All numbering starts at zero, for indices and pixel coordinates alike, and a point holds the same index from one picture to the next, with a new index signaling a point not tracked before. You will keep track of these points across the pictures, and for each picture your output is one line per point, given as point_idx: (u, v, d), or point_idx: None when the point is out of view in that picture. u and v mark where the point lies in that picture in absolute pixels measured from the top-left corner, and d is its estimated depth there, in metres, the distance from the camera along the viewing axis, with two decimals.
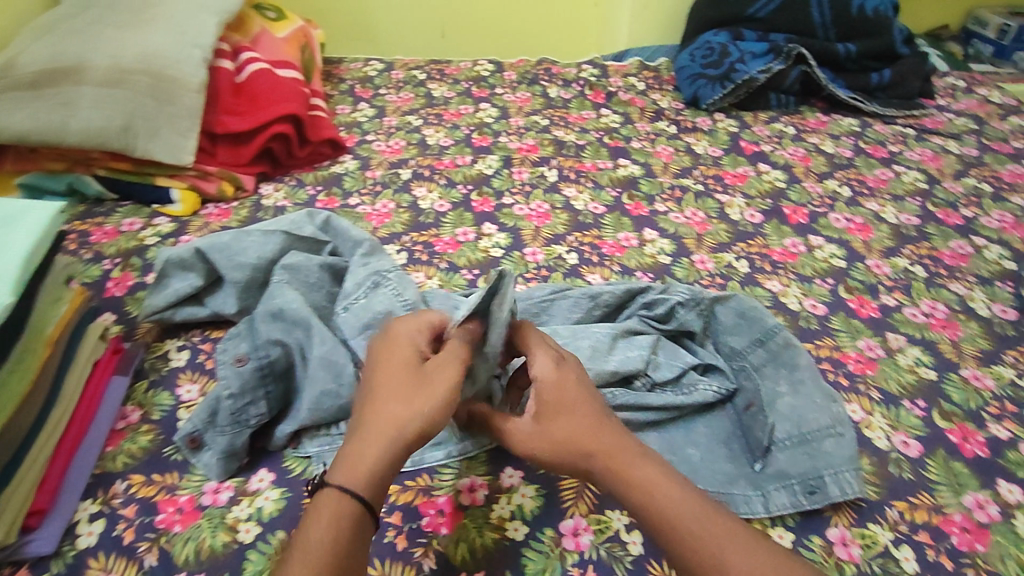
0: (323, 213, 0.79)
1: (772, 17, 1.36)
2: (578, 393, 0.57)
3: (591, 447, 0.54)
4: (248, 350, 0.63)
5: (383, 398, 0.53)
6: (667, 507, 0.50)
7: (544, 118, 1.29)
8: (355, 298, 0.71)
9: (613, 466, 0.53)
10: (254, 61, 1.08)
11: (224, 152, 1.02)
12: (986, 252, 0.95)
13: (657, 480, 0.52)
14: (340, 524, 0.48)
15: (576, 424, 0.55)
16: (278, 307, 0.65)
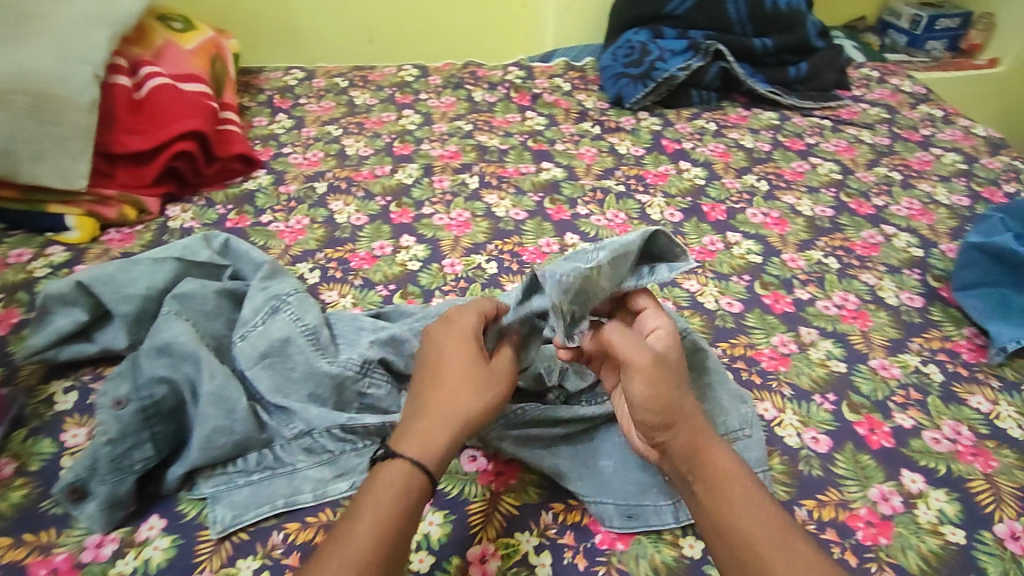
0: (220, 236, 0.78)
1: (690, 14, 1.37)
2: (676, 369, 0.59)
3: (686, 410, 0.55)
4: (129, 391, 0.60)
5: (458, 384, 0.57)
6: (735, 494, 0.52)
7: (468, 123, 1.27)
8: (253, 325, 0.68)
9: (705, 453, 0.54)
10: (154, 76, 1.03)
11: (124, 174, 0.97)
12: (895, 240, 0.97)
13: (735, 477, 0.53)
14: (409, 494, 0.52)
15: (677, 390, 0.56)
16: (165, 341, 0.63)
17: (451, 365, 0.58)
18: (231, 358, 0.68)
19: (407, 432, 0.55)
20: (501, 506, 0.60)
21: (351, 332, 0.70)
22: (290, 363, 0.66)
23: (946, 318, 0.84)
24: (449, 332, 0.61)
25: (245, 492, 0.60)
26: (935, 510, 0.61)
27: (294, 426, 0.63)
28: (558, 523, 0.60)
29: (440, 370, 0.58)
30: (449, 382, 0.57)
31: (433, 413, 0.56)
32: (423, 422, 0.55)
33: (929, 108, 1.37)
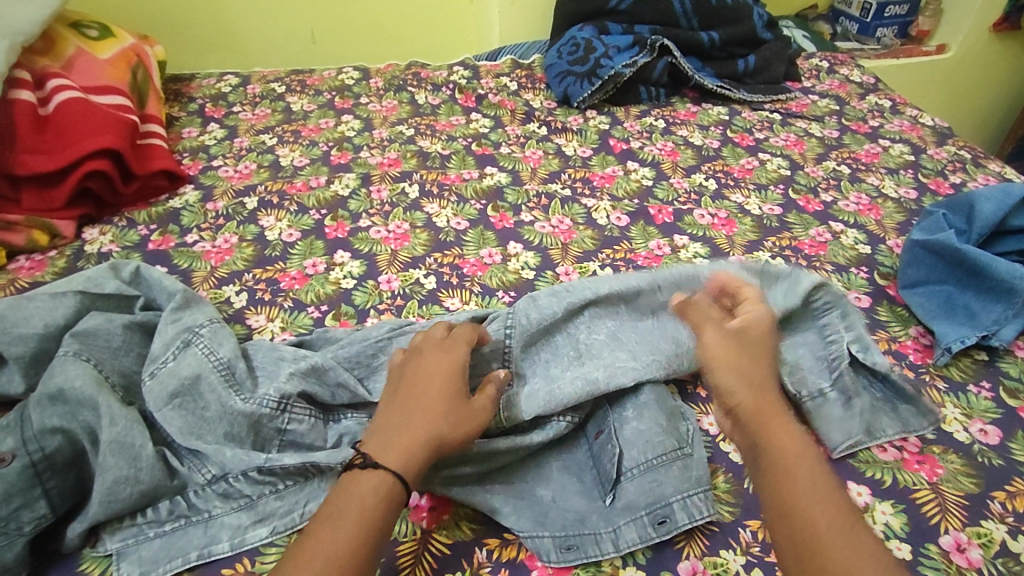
0: (130, 264, 0.73)
1: (634, 9, 1.34)
2: (765, 350, 0.58)
3: (759, 390, 0.54)
4: (15, 445, 0.55)
5: (437, 409, 0.56)
6: (797, 475, 0.49)
7: (410, 127, 1.22)
8: (163, 362, 0.63)
9: (762, 414, 0.53)
10: (63, 90, 0.97)
11: (32, 198, 0.90)
12: (843, 237, 0.96)
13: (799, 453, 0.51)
14: (384, 500, 0.50)
15: (754, 368, 0.56)
16: (57, 388, 0.57)
17: (431, 385, 0.57)
18: (139, 398, 0.63)
19: (382, 442, 0.53)
20: (431, 546, 0.57)
21: (273, 365, 0.66)
22: (202, 403, 0.61)
23: (893, 318, 0.82)
24: (440, 352, 0.61)
25: (155, 545, 0.56)
26: (881, 524, 0.59)
27: (207, 470, 0.59)
28: (492, 560, 0.56)
29: (418, 388, 0.57)
30: (434, 407, 0.56)
31: (410, 427, 0.54)
32: (397, 434, 0.54)
33: (877, 98, 1.36)
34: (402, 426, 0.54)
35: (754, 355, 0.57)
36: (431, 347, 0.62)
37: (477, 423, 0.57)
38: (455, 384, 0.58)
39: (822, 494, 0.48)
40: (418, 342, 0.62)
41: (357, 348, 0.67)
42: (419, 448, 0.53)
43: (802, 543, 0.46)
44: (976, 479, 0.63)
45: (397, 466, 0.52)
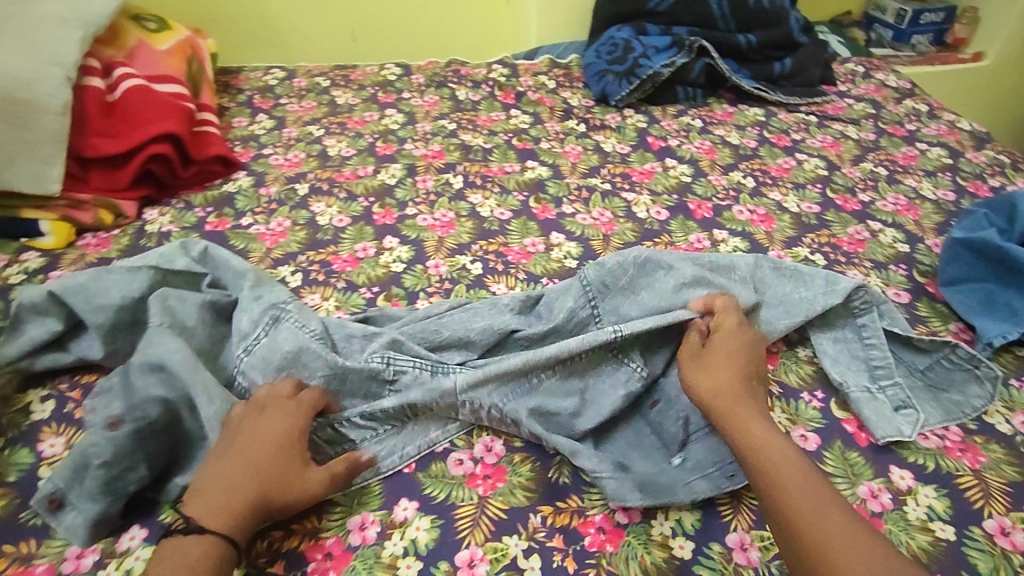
0: (198, 244, 0.76)
1: (672, 10, 1.37)
2: (738, 349, 0.66)
3: (730, 390, 0.61)
4: (123, 411, 0.59)
5: (269, 475, 0.55)
6: (767, 448, 0.56)
7: (452, 122, 1.25)
8: (256, 338, 0.67)
9: (737, 405, 0.60)
10: (128, 78, 1.01)
11: (99, 178, 0.95)
12: (881, 236, 0.97)
13: (767, 434, 0.57)
14: (210, 567, 0.50)
15: (724, 374, 0.63)
16: (156, 358, 0.61)
17: (266, 444, 0.57)
18: (228, 369, 0.67)
19: (207, 505, 0.53)
20: (489, 510, 0.60)
21: (355, 335, 0.71)
22: (304, 370, 0.65)
23: (933, 314, 0.83)
24: (283, 415, 0.60)
25: None
26: (924, 506, 0.61)
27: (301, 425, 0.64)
28: (547, 525, 0.59)
29: (248, 447, 0.56)
30: (265, 472, 0.55)
31: (239, 489, 0.54)
32: (221, 495, 0.53)
33: (914, 103, 1.37)
34: (227, 492, 0.53)
35: (725, 361, 0.64)
36: (273, 405, 0.61)
37: (313, 494, 0.57)
38: (290, 445, 0.58)
39: (790, 469, 0.54)
40: (264, 399, 0.61)
41: (423, 321, 0.73)
42: (249, 510, 0.53)
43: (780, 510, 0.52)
44: (1019, 468, 0.65)
45: (225, 533, 0.51)
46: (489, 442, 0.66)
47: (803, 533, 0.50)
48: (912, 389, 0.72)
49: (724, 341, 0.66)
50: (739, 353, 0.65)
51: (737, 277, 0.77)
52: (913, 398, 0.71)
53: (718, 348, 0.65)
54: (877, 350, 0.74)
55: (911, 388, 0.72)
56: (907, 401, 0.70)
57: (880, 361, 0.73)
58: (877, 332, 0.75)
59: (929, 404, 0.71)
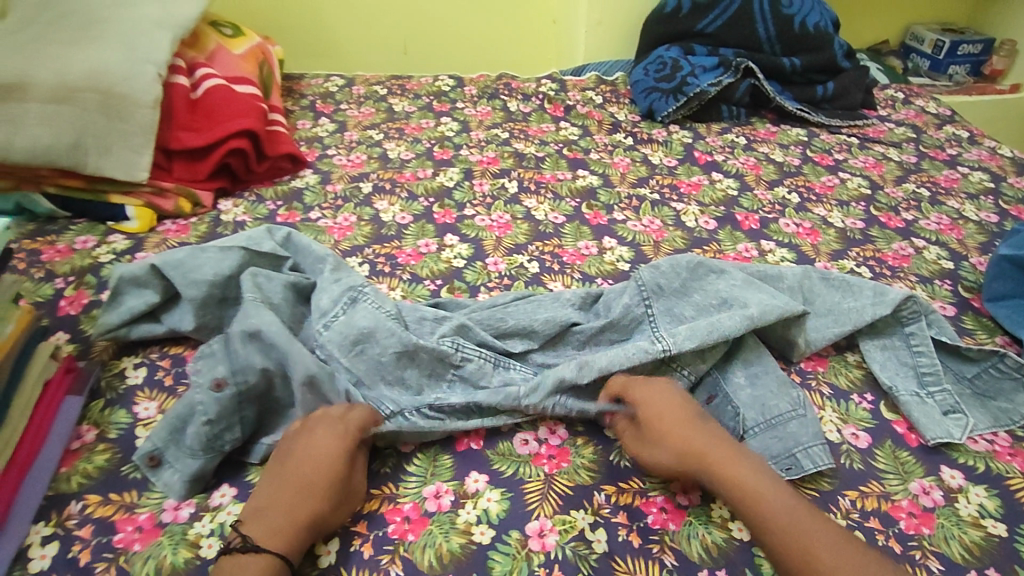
0: (283, 230, 0.82)
1: (720, 33, 1.42)
2: (670, 404, 0.63)
3: (691, 452, 0.59)
4: (227, 373, 0.64)
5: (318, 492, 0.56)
6: (757, 503, 0.56)
7: (505, 131, 1.31)
8: (335, 315, 0.72)
9: (709, 467, 0.59)
10: (209, 78, 1.08)
11: (181, 169, 1.01)
12: (925, 253, 1.00)
13: (750, 484, 0.57)
14: None
15: (676, 438, 0.60)
16: (255, 327, 0.66)
17: (315, 466, 0.58)
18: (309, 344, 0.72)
19: (269, 527, 0.54)
20: (556, 486, 0.63)
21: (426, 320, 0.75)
22: (379, 347, 0.69)
23: (979, 327, 0.86)
24: (328, 435, 0.60)
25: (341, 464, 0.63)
26: (975, 504, 0.64)
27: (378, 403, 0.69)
28: (611, 503, 0.62)
29: (302, 470, 0.57)
30: (315, 492, 0.56)
31: (294, 510, 0.55)
32: (285, 518, 0.54)
33: (955, 129, 1.39)
34: (281, 513, 0.55)
35: (669, 422, 0.62)
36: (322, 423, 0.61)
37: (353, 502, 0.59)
38: (344, 468, 0.59)
39: (784, 518, 0.54)
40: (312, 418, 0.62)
41: (489, 311, 0.77)
42: (304, 532, 0.54)
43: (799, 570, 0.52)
44: None
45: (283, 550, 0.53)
46: (550, 425, 0.69)
47: None
48: (960, 396, 0.74)
49: (651, 405, 0.63)
50: (673, 406, 0.63)
51: (786, 285, 0.81)
52: (962, 406, 0.73)
53: (652, 414, 0.63)
54: (926, 358, 0.76)
55: (959, 395, 0.74)
56: (956, 408, 0.72)
57: (929, 369, 0.75)
58: (926, 342, 0.77)
59: (977, 411, 0.73)
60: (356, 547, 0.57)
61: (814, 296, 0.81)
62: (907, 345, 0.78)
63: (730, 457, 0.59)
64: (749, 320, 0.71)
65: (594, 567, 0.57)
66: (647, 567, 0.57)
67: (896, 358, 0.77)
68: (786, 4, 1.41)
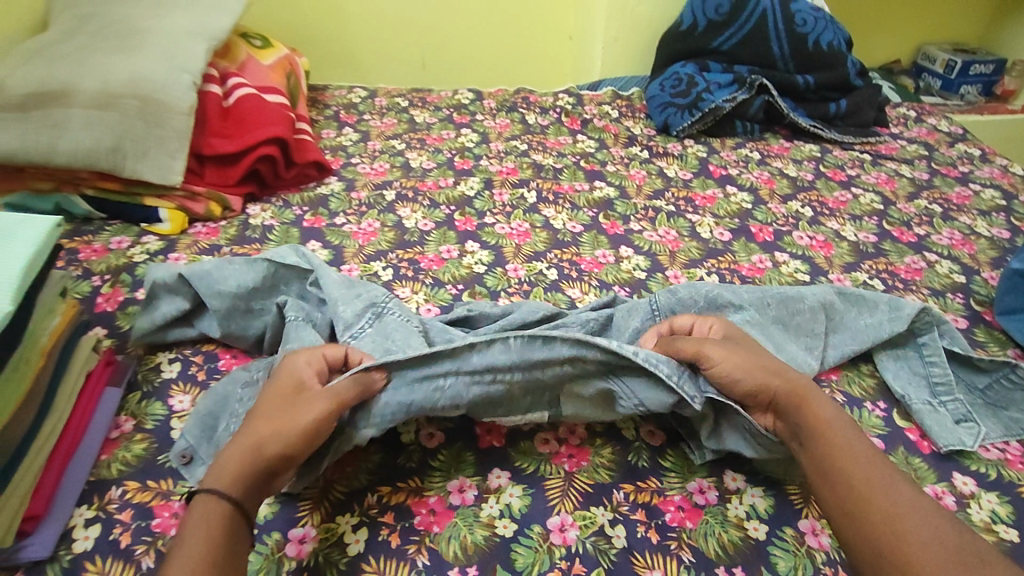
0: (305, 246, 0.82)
1: (734, 50, 1.46)
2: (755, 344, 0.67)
3: (778, 377, 0.63)
4: None
5: (255, 425, 0.56)
6: (834, 429, 0.58)
7: (523, 143, 1.34)
8: (361, 328, 0.72)
9: (795, 391, 0.62)
10: (241, 87, 1.12)
11: (212, 174, 1.04)
12: (937, 267, 1.01)
13: (830, 415, 0.60)
14: (211, 516, 0.51)
15: (767, 362, 0.64)
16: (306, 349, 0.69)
17: (261, 404, 0.59)
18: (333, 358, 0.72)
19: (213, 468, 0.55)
20: (576, 484, 0.65)
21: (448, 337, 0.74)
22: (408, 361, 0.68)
23: (990, 340, 0.87)
24: (280, 378, 0.61)
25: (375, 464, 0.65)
26: (987, 510, 0.65)
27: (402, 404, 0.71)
28: (629, 501, 0.64)
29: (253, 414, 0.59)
30: (251, 426, 0.57)
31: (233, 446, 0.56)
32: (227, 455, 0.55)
33: (966, 146, 1.41)
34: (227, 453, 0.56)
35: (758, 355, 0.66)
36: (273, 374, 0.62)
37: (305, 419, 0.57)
38: (286, 399, 0.58)
39: (859, 446, 0.57)
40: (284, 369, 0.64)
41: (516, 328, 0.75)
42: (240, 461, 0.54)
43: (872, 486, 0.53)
44: None
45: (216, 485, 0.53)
46: (571, 426, 0.70)
47: (895, 507, 0.52)
48: (972, 407, 0.76)
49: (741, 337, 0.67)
50: (760, 346, 0.67)
51: (807, 305, 0.79)
52: (974, 416, 0.74)
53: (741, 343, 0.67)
54: (940, 369, 0.77)
55: (972, 405, 0.76)
56: (969, 418, 0.73)
57: (941, 380, 0.77)
58: (938, 354, 0.78)
59: (989, 421, 0.74)
60: (384, 536, 0.59)
61: (835, 315, 0.81)
62: (920, 356, 0.79)
63: (813, 391, 0.63)
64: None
65: (614, 562, 0.58)
66: (666, 563, 0.59)
67: (908, 370, 0.79)
68: (800, 23, 1.44)
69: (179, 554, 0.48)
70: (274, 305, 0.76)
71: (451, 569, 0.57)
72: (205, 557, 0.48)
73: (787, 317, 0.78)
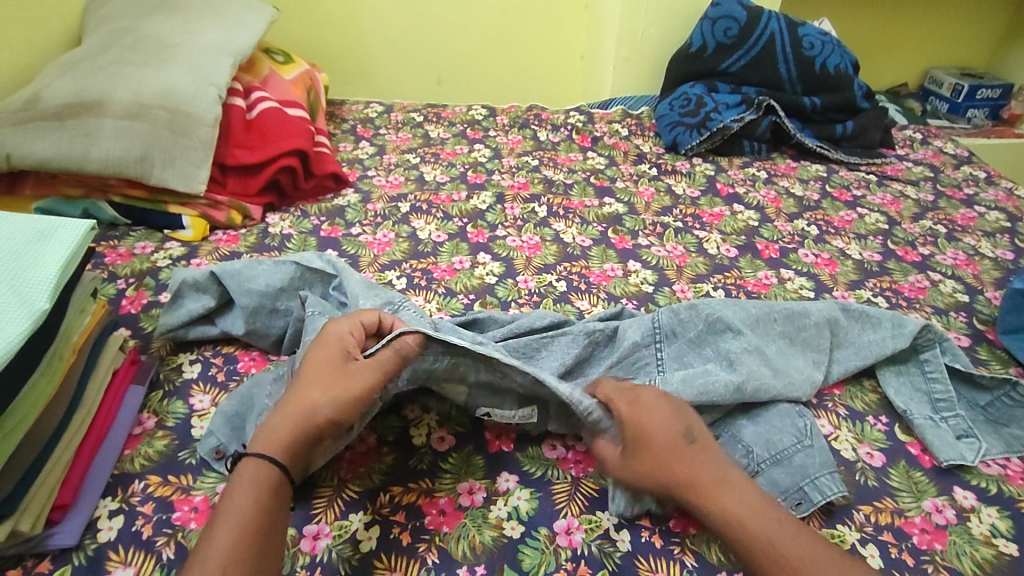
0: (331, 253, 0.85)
1: (743, 72, 1.49)
2: (658, 423, 0.61)
3: (674, 482, 0.59)
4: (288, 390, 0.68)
5: (306, 388, 0.60)
6: (747, 535, 0.55)
7: (535, 159, 1.37)
8: None
9: (697, 495, 0.58)
10: (264, 100, 1.17)
11: (234, 183, 1.08)
12: (941, 286, 1.03)
13: (742, 512, 0.56)
14: (260, 481, 0.54)
15: (663, 465, 0.59)
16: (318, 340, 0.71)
17: (310, 367, 0.61)
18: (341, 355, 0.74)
19: (261, 432, 0.58)
20: (582, 488, 0.66)
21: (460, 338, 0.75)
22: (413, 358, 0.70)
23: (992, 358, 0.89)
24: (324, 344, 0.64)
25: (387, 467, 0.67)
26: (987, 524, 0.66)
27: (415, 407, 0.74)
28: None
29: (301, 376, 0.61)
30: (305, 388, 0.60)
31: (286, 409, 0.58)
32: (277, 420, 0.58)
33: (972, 169, 1.43)
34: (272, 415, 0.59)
35: (661, 440, 0.60)
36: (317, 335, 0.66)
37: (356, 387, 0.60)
38: (337, 364, 0.62)
39: (778, 551, 0.54)
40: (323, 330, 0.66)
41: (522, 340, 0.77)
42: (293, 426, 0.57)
43: None
44: None
45: (265, 450, 0.56)
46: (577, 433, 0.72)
47: None
48: (973, 423, 0.77)
49: (639, 425, 0.61)
50: (660, 425, 0.61)
51: (812, 321, 0.81)
52: (974, 432, 0.75)
53: (640, 434, 0.61)
54: (941, 384, 0.79)
55: (972, 422, 0.77)
56: (969, 434, 0.74)
57: (942, 396, 0.78)
58: (940, 371, 0.80)
59: (989, 438, 0.75)
60: (395, 534, 0.61)
61: (840, 332, 0.83)
62: (922, 372, 0.81)
63: (715, 484, 0.58)
64: (734, 390, 0.70)
65: (618, 564, 0.60)
66: (668, 566, 0.60)
67: (910, 386, 0.80)
68: (807, 46, 1.47)
69: (230, 512, 0.51)
70: (299, 305, 0.78)
71: (460, 567, 0.59)
72: (255, 517, 0.52)
73: (793, 333, 0.80)
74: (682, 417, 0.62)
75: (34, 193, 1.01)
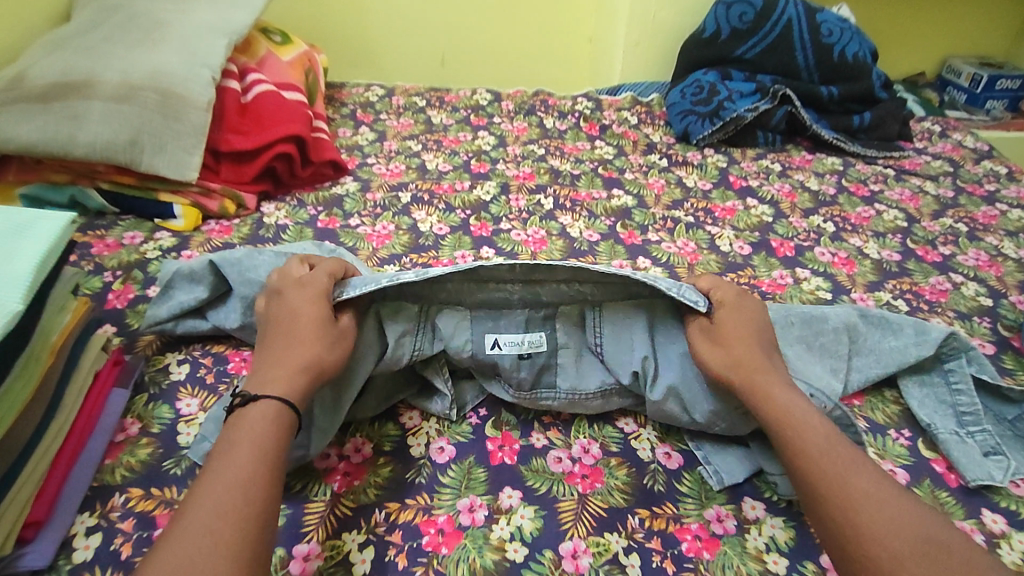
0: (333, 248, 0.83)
1: (758, 59, 1.43)
2: (744, 322, 0.68)
3: (744, 366, 0.64)
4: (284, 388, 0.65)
5: (300, 340, 0.62)
6: (794, 421, 0.60)
7: (541, 147, 1.32)
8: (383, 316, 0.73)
9: (756, 384, 0.63)
10: (260, 83, 1.12)
11: (228, 170, 1.03)
12: (963, 288, 0.99)
13: (791, 405, 0.61)
14: (278, 419, 0.56)
15: (739, 351, 0.65)
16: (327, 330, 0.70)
17: (301, 320, 0.63)
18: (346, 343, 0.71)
19: (263, 380, 0.59)
20: (590, 507, 0.62)
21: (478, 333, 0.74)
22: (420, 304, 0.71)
23: (1019, 367, 0.85)
24: (303, 295, 0.66)
25: (384, 481, 0.64)
26: (1019, 551, 0.62)
27: (412, 415, 0.71)
28: (645, 527, 0.61)
29: (291, 328, 0.63)
30: (299, 340, 0.61)
31: (286, 360, 0.60)
32: (279, 370, 0.59)
33: (993, 164, 1.38)
34: (265, 366, 0.60)
35: (738, 337, 0.66)
36: (291, 287, 0.67)
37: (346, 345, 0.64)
38: (324, 317, 0.64)
39: (820, 438, 0.58)
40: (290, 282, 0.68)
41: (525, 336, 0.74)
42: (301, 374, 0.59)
43: (829, 483, 0.55)
44: None
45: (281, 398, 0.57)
46: (584, 444, 0.69)
47: (854, 506, 0.53)
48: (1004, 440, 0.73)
49: (730, 319, 0.68)
50: (744, 322, 0.68)
51: (831, 326, 0.77)
52: (1004, 450, 0.71)
53: (726, 325, 0.68)
54: (968, 397, 0.74)
55: (1001, 438, 0.73)
56: (997, 452, 0.71)
57: (970, 411, 0.74)
58: (966, 382, 0.75)
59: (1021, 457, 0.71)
60: (390, 557, 0.57)
61: (859, 337, 0.78)
62: (947, 383, 0.76)
63: (772, 378, 0.63)
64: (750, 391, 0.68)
65: None
66: None
67: (934, 397, 0.76)
68: (825, 33, 1.42)
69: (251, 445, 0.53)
70: None
71: None
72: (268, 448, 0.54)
73: (810, 338, 0.77)
74: (764, 329, 0.69)
75: (18, 179, 0.97)
